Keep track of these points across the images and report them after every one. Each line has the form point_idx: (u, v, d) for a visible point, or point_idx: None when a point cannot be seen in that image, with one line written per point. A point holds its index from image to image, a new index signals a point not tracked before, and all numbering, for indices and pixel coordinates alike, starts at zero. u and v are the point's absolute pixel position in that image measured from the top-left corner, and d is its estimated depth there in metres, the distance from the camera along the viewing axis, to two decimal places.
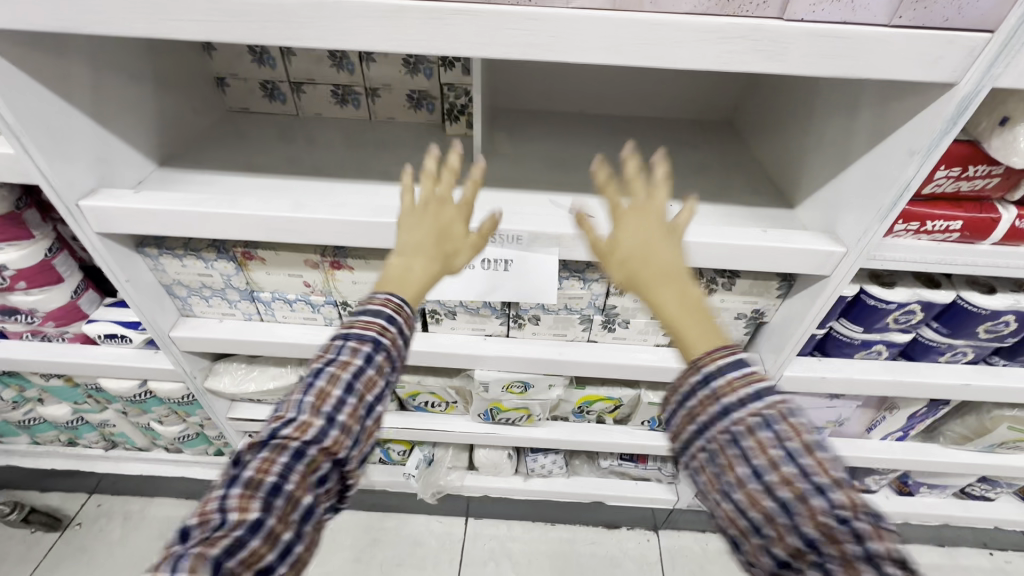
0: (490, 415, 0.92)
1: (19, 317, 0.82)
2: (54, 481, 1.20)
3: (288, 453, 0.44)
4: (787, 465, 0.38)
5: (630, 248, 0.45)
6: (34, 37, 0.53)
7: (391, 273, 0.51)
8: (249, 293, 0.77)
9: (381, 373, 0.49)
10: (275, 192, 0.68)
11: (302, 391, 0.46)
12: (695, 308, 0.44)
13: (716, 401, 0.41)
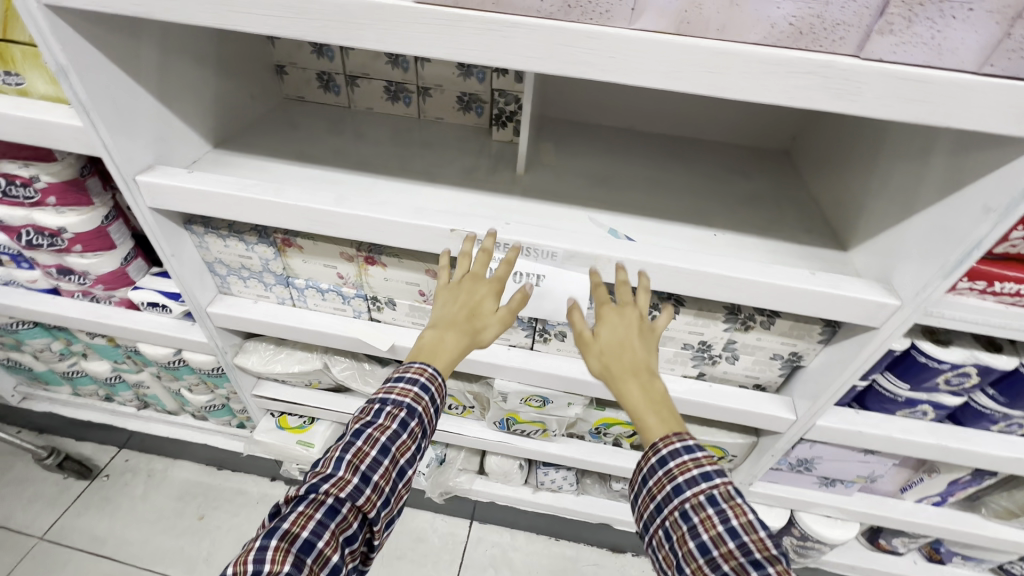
0: (506, 424, 0.91)
1: (73, 277, 0.86)
2: (88, 432, 1.26)
3: (325, 507, 0.50)
4: (726, 542, 0.47)
5: (611, 346, 0.57)
6: (112, 18, 0.55)
7: (426, 344, 0.60)
8: (284, 278, 0.78)
9: (411, 438, 0.57)
10: (320, 183, 0.69)
11: (342, 449, 0.54)
12: (658, 401, 0.54)
13: (671, 481, 0.52)
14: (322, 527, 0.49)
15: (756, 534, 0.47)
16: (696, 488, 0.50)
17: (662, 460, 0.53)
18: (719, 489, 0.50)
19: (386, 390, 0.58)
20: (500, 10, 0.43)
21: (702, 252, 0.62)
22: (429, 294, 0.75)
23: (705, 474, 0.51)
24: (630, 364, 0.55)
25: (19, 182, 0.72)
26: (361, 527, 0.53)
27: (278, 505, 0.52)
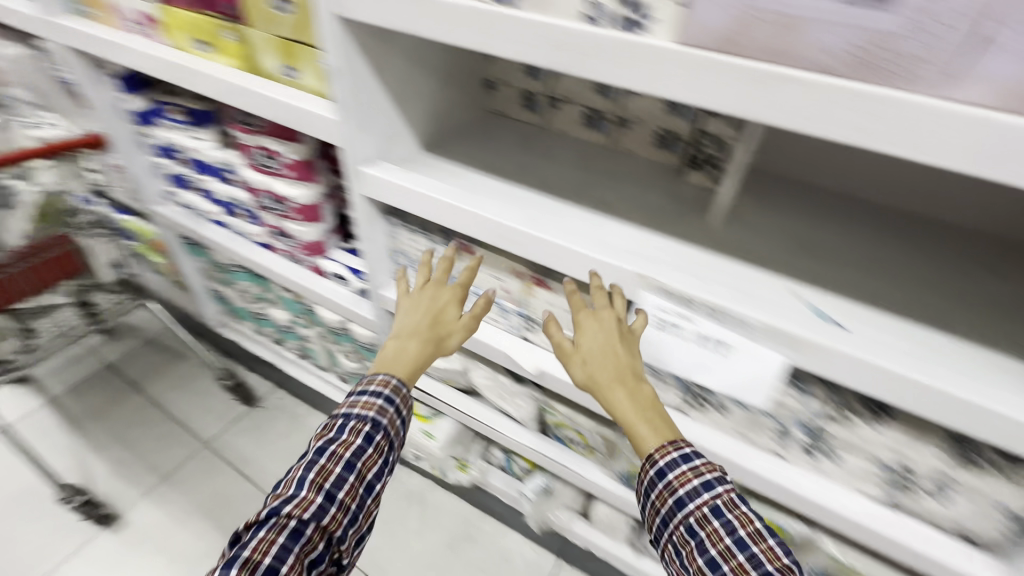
0: (629, 480, 0.85)
1: (285, 239, 1.00)
2: (257, 365, 1.47)
3: (289, 528, 0.57)
4: (735, 551, 0.52)
5: (591, 358, 0.60)
6: (381, 31, 0.62)
7: (388, 355, 0.70)
8: (453, 279, 0.82)
9: (375, 450, 0.66)
10: (511, 199, 0.71)
11: (307, 471, 0.62)
12: (642, 404, 0.59)
13: (673, 494, 0.57)
14: (286, 548, 0.56)
15: (763, 541, 0.52)
16: (701, 501, 0.55)
17: (662, 475, 0.57)
18: (721, 498, 0.55)
19: (349, 404, 0.68)
20: (774, 61, 0.39)
21: (941, 364, 0.51)
22: None
23: (706, 484, 0.56)
24: (619, 375, 0.59)
25: (272, 157, 0.85)
26: (324, 547, 0.60)
27: (242, 531, 0.59)
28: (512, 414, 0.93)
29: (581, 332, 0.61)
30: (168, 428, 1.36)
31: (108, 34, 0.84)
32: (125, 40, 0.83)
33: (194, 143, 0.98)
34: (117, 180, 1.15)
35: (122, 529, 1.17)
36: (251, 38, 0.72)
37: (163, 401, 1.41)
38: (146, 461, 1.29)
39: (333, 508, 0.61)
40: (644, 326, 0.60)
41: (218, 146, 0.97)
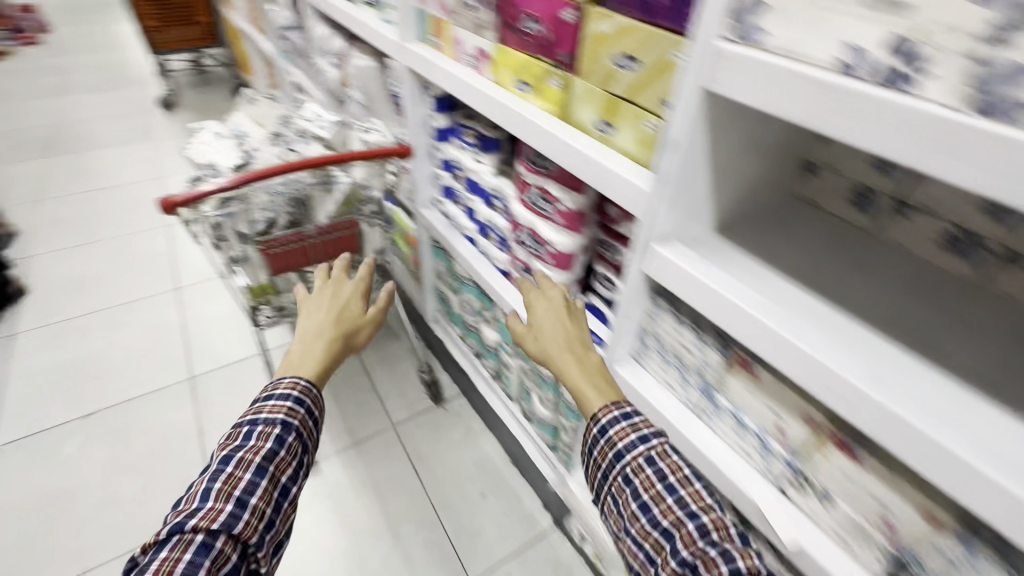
0: None
1: (526, 276, 0.97)
2: (451, 368, 1.54)
3: (197, 540, 0.59)
4: (666, 498, 0.59)
5: (549, 336, 0.77)
6: (740, 109, 0.53)
7: (293, 356, 0.84)
8: (708, 387, 0.68)
9: (287, 457, 0.70)
10: (836, 331, 0.55)
11: (211, 483, 0.64)
12: (564, 340, 0.76)
13: (613, 450, 0.64)
14: (194, 563, 0.57)
15: (691, 488, 0.59)
16: (635, 453, 0.62)
17: (604, 432, 0.66)
18: (655, 449, 0.62)
19: (255, 414, 0.73)
20: None
21: None
22: (899, 531, 0.52)
23: (643, 437, 0.63)
24: (575, 350, 0.74)
25: (547, 199, 0.82)
26: (240, 556, 0.62)
27: (144, 554, 0.60)
28: None
29: (546, 319, 0.79)
30: (369, 398, 1.49)
31: (444, 64, 0.93)
32: (456, 71, 0.90)
33: (477, 168, 1.04)
34: (403, 181, 1.30)
35: (316, 476, 1.30)
36: (575, 89, 0.70)
37: (372, 372, 1.56)
38: (347, 422, 1.43)
39: (247, 513, 0.64)
40: None
41: (495, 176, 1.02)
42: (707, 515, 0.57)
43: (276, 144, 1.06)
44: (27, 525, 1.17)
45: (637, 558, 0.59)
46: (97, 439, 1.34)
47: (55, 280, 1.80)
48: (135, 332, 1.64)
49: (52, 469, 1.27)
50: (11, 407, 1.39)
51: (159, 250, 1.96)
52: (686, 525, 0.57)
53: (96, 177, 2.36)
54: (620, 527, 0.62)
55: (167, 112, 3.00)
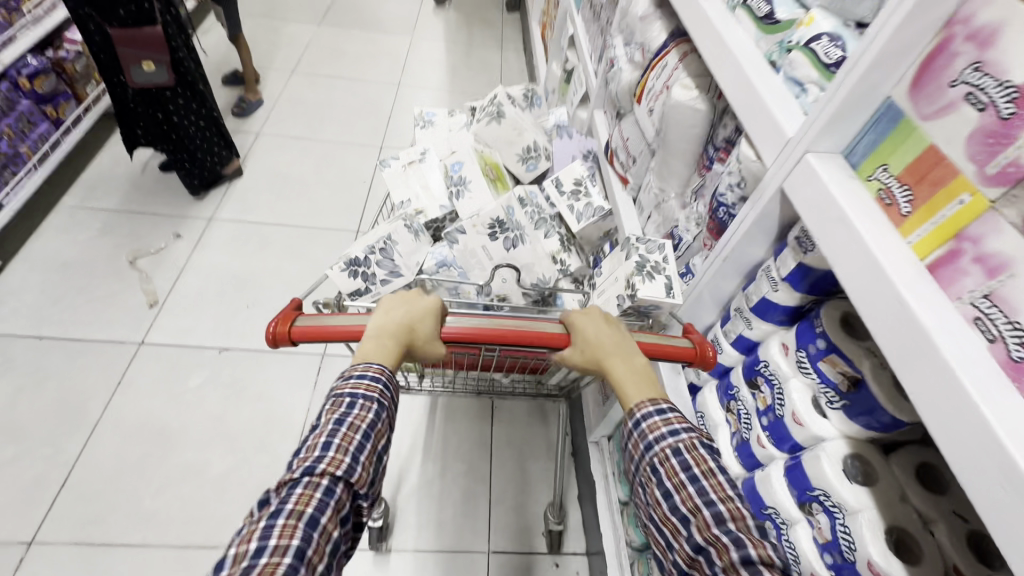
0: None
1: None
2: (588, 514, 1.14)
3: (325, 482, 0.46)
4: (687, 486, 0.48)
5: (594, 336, 0.59)
6: None
7: (365, 351, 0.57)
8: None
9: (385, 425, 0.54)
10: None
11: (331, 434, 0.49)
12: (617, 341, 0.59)
13: (641, 435, 0.53)
14: (321, 504, 0.45)
15: (715, 477, 0.48)
16: (663, 442, 0.51)
17: (637, 424, 0.54)
18: (683, 441, 0.51)
19: (349, 381, 0.54)
20: None
21: None
22: None
23: (672, 430, 0.52)
24: (626, 353, 0.58)
25: None
26: (351, 507, 0.49)
27: (269, 496, 0.47)
28: None
29: (593, 321, 0.60)
30: (480, 494, 1.18)
31: (903, 281, 0.38)
32: (940, 328, 0.35)
33: (814, 429, 0.53)
34: None
35: (381, 572, 1.05)
36: None
37: (496, 456, 1.24)
38: (441, 514, 1.14)
39: (359, 468, 0.49)
40: None
41: (846, 476, 0.50)
42: (728, 505, 0.46)
43: (490, 234, 0.94)
44: (127, 453, 1.13)
45: (658, 542, 0.50)
46: (220, 384, 1.26)
47: (269, 172, 1.76)
48: (303, 267, 1.53)
49: (172, 399, 1.22)
50: (175, 305, 1.38)
51: (362, 177, 1.80)
52: (701, 512, 0.46)
53: (347, 64, 2.28)
54: (644, 511, 0.53)
55: (437, 6, 2.78)
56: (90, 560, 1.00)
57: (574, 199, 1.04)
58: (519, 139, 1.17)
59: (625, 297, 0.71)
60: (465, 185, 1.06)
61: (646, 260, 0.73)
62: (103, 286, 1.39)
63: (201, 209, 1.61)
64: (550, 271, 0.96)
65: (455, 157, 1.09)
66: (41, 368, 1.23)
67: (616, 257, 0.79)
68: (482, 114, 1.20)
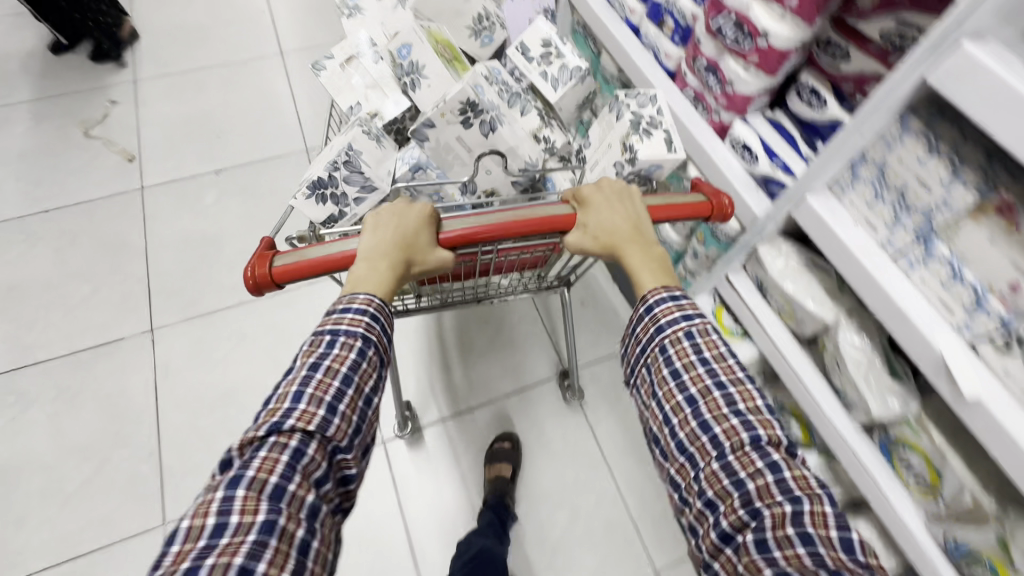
0: (967, 551, 0.66)
1: (710, 78, 0.82)
2: None
3: (297, 435, 0.47)
4: (697, 367, 0.55)
5: (608, 223, 0.64)
6: None
7: (358, 277, 0.58)
8: (910, 210, 0.61)
9: (371, 365, 0.54)
10: None
11: (302, 384, 0.50)
12: (630, 227, 0.64)
13: (656, 323, 0.59)
14: (292, 467, 0.46)
15: (724, 362, 0.56)
16: (677, 327, 0.57)
17: (649, 309, 0.60)
18: (696, 327, 0.58)
19: (333, 321, 0.56)
20: None
21: None
22: None
23: (685, 317, 0.58)
24: (635, 235, 0.64)
25: None
26: (331, 464, 0.49)
27: (232, 453, 0.48)
28: (838, 373, 0.77)
29: (601, 212, 0.65)
30: None
31: None
32: None
33: None
34: None
35: None
36: None
37: None
38: None
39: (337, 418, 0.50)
40: None
41: None
42: (739, 389, 0.54)
43: (463, 120, 0.83)
44: (185, 258, 1.33)
45: (656, 419, 0.56)
46: (231, 194, 1.43)
47: (165, 27, 1.74)
48: (248, 94, 1.62)
49: (197, 215, 1.39)
50: (152, 156, 1.48)
51: (258, 8, 1.81)
52: (712, 393, 0.54)
53: None
54: (646, 393, 0.58)
55: None
56: (206, 323, 1.25)
57: (546, 63, 0.98)
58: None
59: (624, 162, 0.82)
60: (420, 72, 0.93)
61: (639, 117, 0.84)
62: (72, 158, 1.46)
63: (121, 75, 1.62)
64: (535, 151, 0.89)
65: (400, 39, 0.94)
66: (66, 229, 1.35)
67: (605, 121, 0.90)
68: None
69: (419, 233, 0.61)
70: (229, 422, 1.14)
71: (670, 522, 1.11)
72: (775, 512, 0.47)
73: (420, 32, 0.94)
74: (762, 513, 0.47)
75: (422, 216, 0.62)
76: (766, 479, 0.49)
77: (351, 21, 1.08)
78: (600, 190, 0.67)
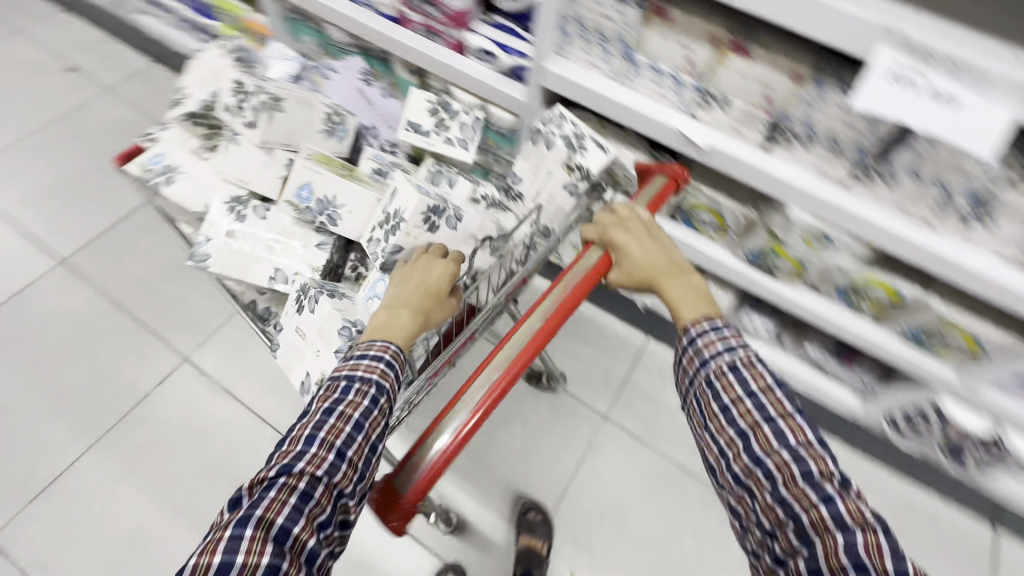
0: (760, 256, 0.94)
1: (427, 7, 0.92)
2: None
3: (303, 479, 0.46)
4: (745, 401, 0.52)
5: (643, 259, 0.60)
6: None
7: (381, 325, 0.57)
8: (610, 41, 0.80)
9: (383, 413, 0.52)
10: None
11: (314, 427, 0.49)
12: (666, 261, 0.60)
13: (699, 356, 0.56)
14: (299, 509, 0.44)
15: (772, 393, 0.52)
16: (720, 360, 0.54)
17: (692, 341, 0.56)
18: (739, 358, 0.54)
19: (350, 366, 0.54)
20: None
21: None
22: (774, 100, 0.73)
23: (728, 348, 0.55)
24: (671, 265, 0.60)
25: None
26: (335, 509, 0.47)
27: (242, 493, 0.46)
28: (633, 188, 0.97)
29: (637, 245, 0.60)
30: None
31: None
32: None
33: None
34: None
35: None
36: None
37: None
38: None
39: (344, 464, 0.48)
40: (871, 80, 0.55)
41: None
42: (786, 420, 0.51)
43: (428, 227, 0.74)
44: None
45: (711, 450, 0.55)
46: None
47: None
48: None
49: None
50: None
51: None
52: (760, 426, 0.51)
53: None
54: (696, 424, 0.56)
55: None
56: (58, 489, 1.05)
57: (444, 129, 0.87)
58: (312, 114, 0.86)
59: (577, 181, 0.81)
60: (334, 203, 0.80)
61: (568, 139, 0.82)
62: None
63: None
64: (484, 214, 0.80)
65: (293, 182, 0.80)
66: None
67: (534, 153, 0.83)
68: (244, 110, 0.84)
69: (427, 280, 0.62)
70: (154, 561, 1.01)
71: (595, 381, 1.29)
72: (824, 539, 0.45)
73: (306, 163, 0.80)
74: (812, 540, 0.46)
75: (433, 266, 0.64)
76: (821, 512, 0.46)
77: (176, 188, 0.83)
78: (623, 218, 0.62)
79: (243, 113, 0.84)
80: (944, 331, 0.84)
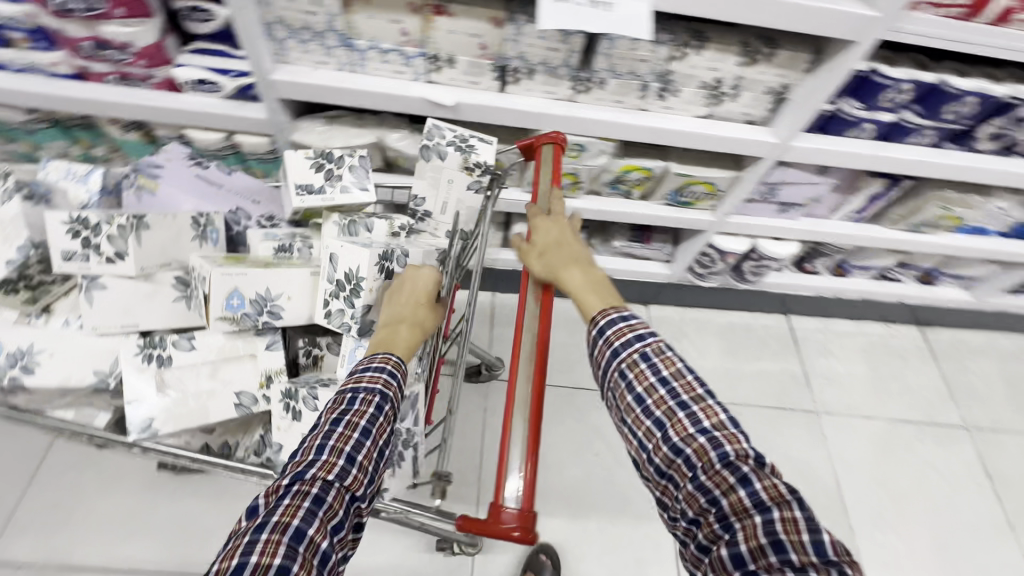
0: None
1: (110, 52, 0.81)
2: None
3: (317, 487, 0.45)
4: (659, 390, 0.51)
5: (551, 249, 0.58)
6: None
7: (385, 341, 0.59)
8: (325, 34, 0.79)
9: (393, 421, 0.53)
10: None
11: (325, 437, 0.48)
12: (574, 254, 0.58)
13: (609, 345, 0.53)
14: (313, 513, 0.43)
15: (684, 379, 0.51)
16: (631, 352, 0.52)
17: (600, 331, 0.54)
18: (651, 346, 0.52)
19: (356, 379, 0.54)
20: None
21: None
22: (489, 46, 0.82)
23: (640, 337, 0.52)
24: (581, 259, 0.58)
25: None
26: (348, 514, 0.46)
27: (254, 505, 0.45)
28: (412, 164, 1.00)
29: (549, 234, 0.58)
30: None
31: None
32: None
33: None
34: None
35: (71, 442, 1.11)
36: None
37: None
38: None
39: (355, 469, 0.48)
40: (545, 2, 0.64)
41: None
42: (701, 405, 0.50)
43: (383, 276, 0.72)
44: None
45: (629, 445, 0.52)
46: None
47: None
48: None
49: None
50: None
51: None
52: (677, 414, 0.50)
53: None
54: (614, 416, 0.54)
55: None
56: None
57: (336, 180, 0.78)
58: (177, 223, 0.75)
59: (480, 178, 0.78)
60: (270, 298, 0.72)
61: (457, 141, 0.78)
62: None
63: None
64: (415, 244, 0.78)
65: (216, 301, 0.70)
66: None
67: (428, 169, 0.78)
68: (99, 246, 0.70)
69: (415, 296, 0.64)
70: None
71: None
72: (744, 524, 0.45)
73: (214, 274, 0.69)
74: (735, 527, 0.45)
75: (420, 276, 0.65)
76: (738, 494, 0.46)
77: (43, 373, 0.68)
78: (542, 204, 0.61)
79: (96, 250, 0.70)
80: (690, 185, 1.04)
